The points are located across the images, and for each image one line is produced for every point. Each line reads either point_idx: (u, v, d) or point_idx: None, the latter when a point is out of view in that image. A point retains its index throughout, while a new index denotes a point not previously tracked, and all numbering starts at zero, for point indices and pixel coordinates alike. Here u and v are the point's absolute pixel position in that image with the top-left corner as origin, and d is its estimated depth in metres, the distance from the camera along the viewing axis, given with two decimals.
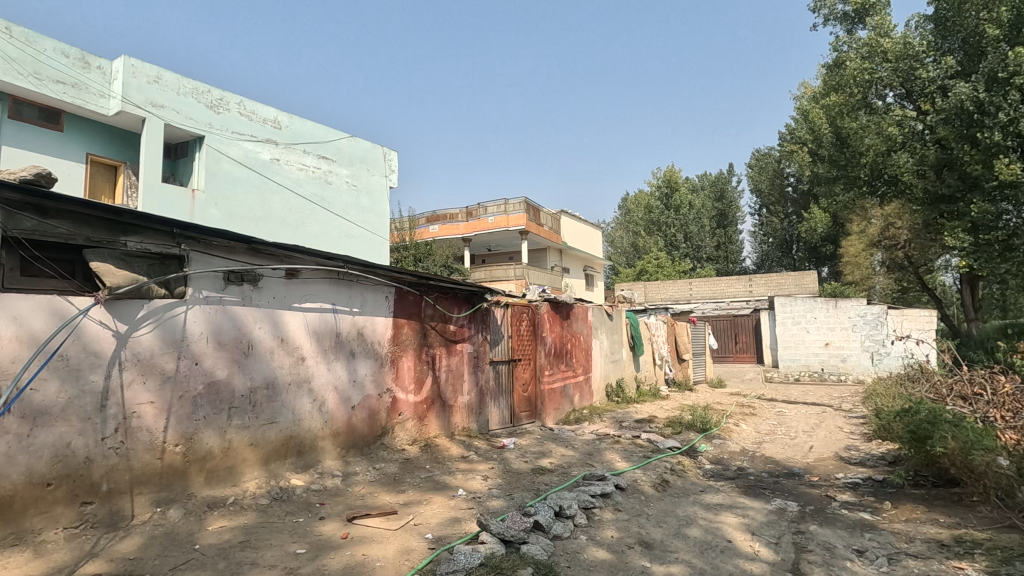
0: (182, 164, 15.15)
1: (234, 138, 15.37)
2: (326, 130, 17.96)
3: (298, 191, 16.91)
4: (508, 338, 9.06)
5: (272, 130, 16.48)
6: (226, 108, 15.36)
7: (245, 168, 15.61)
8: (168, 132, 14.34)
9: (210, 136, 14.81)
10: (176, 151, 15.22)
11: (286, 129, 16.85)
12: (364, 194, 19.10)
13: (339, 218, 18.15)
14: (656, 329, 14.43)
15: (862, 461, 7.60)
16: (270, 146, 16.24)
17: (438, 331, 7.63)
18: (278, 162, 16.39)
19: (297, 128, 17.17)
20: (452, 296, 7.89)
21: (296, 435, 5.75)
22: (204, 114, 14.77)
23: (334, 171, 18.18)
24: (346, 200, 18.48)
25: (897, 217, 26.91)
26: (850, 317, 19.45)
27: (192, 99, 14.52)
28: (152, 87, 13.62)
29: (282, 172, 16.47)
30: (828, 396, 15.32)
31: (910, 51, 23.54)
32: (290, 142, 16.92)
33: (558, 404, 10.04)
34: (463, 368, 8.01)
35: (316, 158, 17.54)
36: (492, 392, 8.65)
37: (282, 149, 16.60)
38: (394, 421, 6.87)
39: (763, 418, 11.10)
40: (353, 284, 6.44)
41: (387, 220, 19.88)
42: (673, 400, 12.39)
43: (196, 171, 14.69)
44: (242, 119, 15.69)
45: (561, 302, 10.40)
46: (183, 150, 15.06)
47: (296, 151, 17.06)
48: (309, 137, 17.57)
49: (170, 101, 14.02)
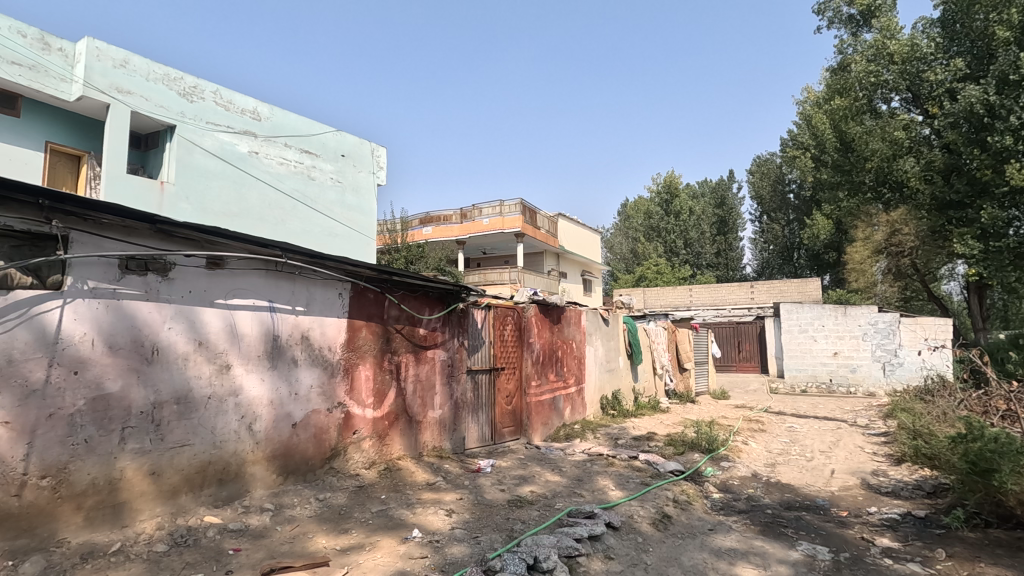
0: (152, 155, 14.11)
1: (209, 128, 14.35)
2: (310, 123, 16.96)
3: (277, 186, 15.90)
4: (489, 344, 8.03)
5: (251, 121, 15.49)
6: (201, 97, 14.35)
7: (220, 160, 14.57)
8: (136, 121, 13.32)
9: (182, 125, 13.78)
10: (146, 142, 14.17)
11: (265, 121, 15.85)
12: (349, 190, 18.10)
13: (322, 215, 17.14)
14: (657, 336, 13.36)
15: (895, 491, 6.52)
16: (247, 138, 15.23)
17: (405, 336, 6.60)
18: (256, 155, 15.38)
19: (278, 120, 16.18)
20: (424, 295, 6.87)
21: (217, 461, 4.70)
22: (177, 102, 13.76)
23: (318, 166, 17.17)
24: (330, 197, 17.47)
25: (903, 223, 25.55)
26: (860, 325, 18.41)
27: (163, 86, 13.52)
28: (117, 71, 12.58)
29: (260, 165, 15.45)
30: (840, 409, 14.26)
31: (917, 53, 22.73)
32: (270, 134, 15.93)
33: (547, 418, 8.99)
34: (434, 378, 6.98)
35: (298, 151, 16.54)
36: (471, 406, 7.61)
37: (261, 141, 15.62)
38: (346, 440, 5.82)
39: (773, 435, 10.01)
40: (297, 278, 5.42)
41: (374, 218, 18.88)
42: (674, 413, 11.32)
43: (165, 163, 13.67)
44: (218, 109, 14.69)
45: (551, 304, 9.37)
46: (154, 141, 14.06)
47: (277, 144, 16.06)
48: (291, 130, 16.57)
49: (138, 87, 13.00)
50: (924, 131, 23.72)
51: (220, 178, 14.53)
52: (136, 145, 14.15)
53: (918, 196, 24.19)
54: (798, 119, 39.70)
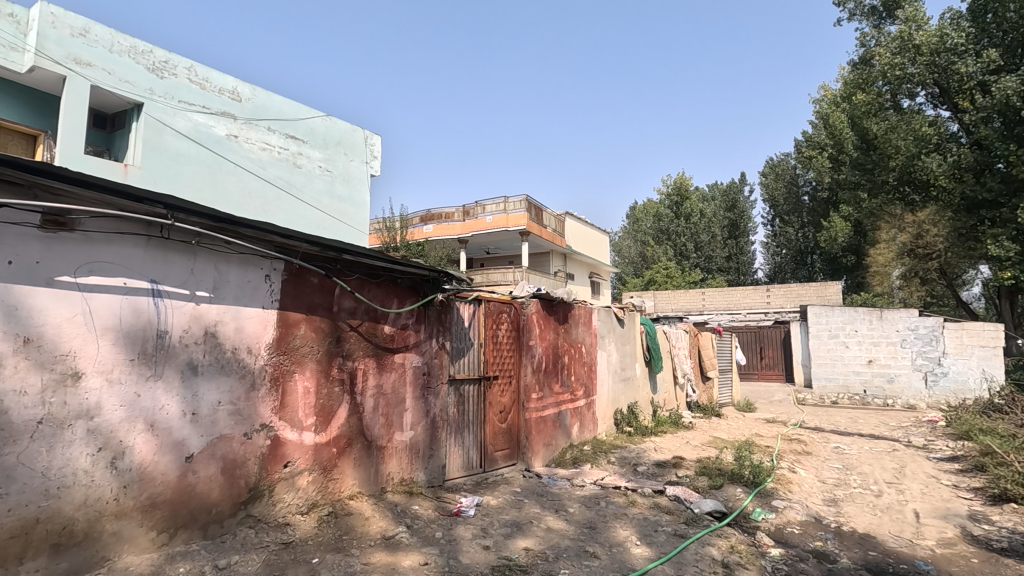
0: (120, 135, 11.89)
1: (183, 108, 12.17)
2: (296, 105, 14.67)
3: (259, 173, 13.67)
4: (478, 347, 6.47)
5: (230, 102, 13.24)
6: (173, 72, 12.10)
7: (194, 143, 12.34)
8: (96, 97, 11.18)
9: (151, 104, 11.58)
10: (113, 122, 11.99)
11: (247, 102, 13.59)
12: (340, 181, 15.82)
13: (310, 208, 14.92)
14: (679, 340, 11.74)
15: (1016, 549, 4.86)
16: (226, 120, 13.00)
17: (363, 336, 5.03)
18: (235, 140, 13.13)
19: (261, 101, 13.88)
20: (389, 282, 5.31)
21: (50, 518, 3.12)
22: (144, 77, 11.53)
23: (305, 154, 14.89)
24: (319, 188, 15.20)
25: (931, 224, 23.01)
26: (898, 330, 16.67)
27: (129, 59, 11.33)
28: (76, 41, 10.40)
29: (240, 150, 13.23)
30: (885, 425, 12.54)
31: (947, 44, 20.61)
32: (251, 117, 13.68)
33: (549, 438, 7.38)
34: (403, 390, 5.39)
35: (283, 136, 14.27)
36: (452, 425, 6.03)
37: (242, 124, 13.36)
38: (273, 477, 4.23)
39: (822, 459, 8.33)
40: (197, 252, 3.84)
41: (366, 212, 16.68)
42: (701, 431, 9.68)
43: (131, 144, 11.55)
44: (192, 87, 12.47)
45: (556, 301, 7.81)
46: (121, 121, 11.89)
47: (259, 128, 13.82)
48: (276, 113, 14.30)
49: (100, 59, 10.82)
50: (952, 126, 21.95)
51: (192, 162, 12.34)
52: (102, 125, 11.94)
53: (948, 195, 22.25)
54: (814, 118, 37.92)
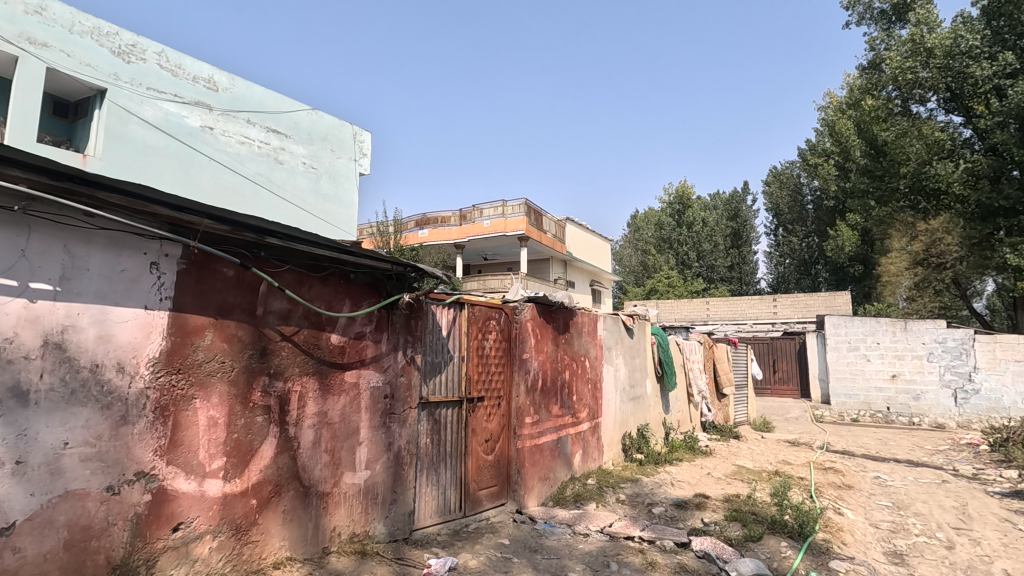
0: (83, 125, 9.82)
1: (152, 96, 10.21)
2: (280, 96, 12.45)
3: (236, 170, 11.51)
4: (459, 361, 5.29)
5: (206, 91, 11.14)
6: (142, 57, 10.16)
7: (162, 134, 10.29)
8: (53, 84, 9.35)
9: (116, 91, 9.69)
10: (77, 109, 9.93)
11: (225, 92, 11.46)
12: (328, 181, 13.55)
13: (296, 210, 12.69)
14: (693, 353, 10.53)
15: None
16: (200, 110, 10.92)
17: (301, 348, 3.82)
18: (209, 131, 11.03)
19: (240, 92, 11.71)
20: (339, 277, 4.10)
21: None
22: (107, 61, 9.63)
23: (289, 150, 12.65)
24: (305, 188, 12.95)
25: (945, 232, 21.65)
26: (924, 343, 15.41)
27: (92, 41, 9.51)
28: (30, 20, 8.69)
29: (214, 142, 11.14)
30: (920, 449, 11.26)
31: (962, 47, 19.38)
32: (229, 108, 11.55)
33: (546, 471, 6.14)
34: (357, 418, 4.16)
35: (264, 129, 12.09)
36: (425, 460, 4.82)
37: (220, 115, 11.29)
38: (155, 546, 3.00)
39: (867, 495, 7.07)
40: (34, 226, 2.64)
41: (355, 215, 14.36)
42: (722, 458, 8.44)
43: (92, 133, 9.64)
44: (163, 73, 10.49)
45: (557, 306, 6.59)
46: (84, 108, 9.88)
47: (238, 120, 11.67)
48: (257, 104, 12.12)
49: (57, 39, 9.04)
50: (964, 132, 20.76)
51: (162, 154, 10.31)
52: (62, 113, 9.88)
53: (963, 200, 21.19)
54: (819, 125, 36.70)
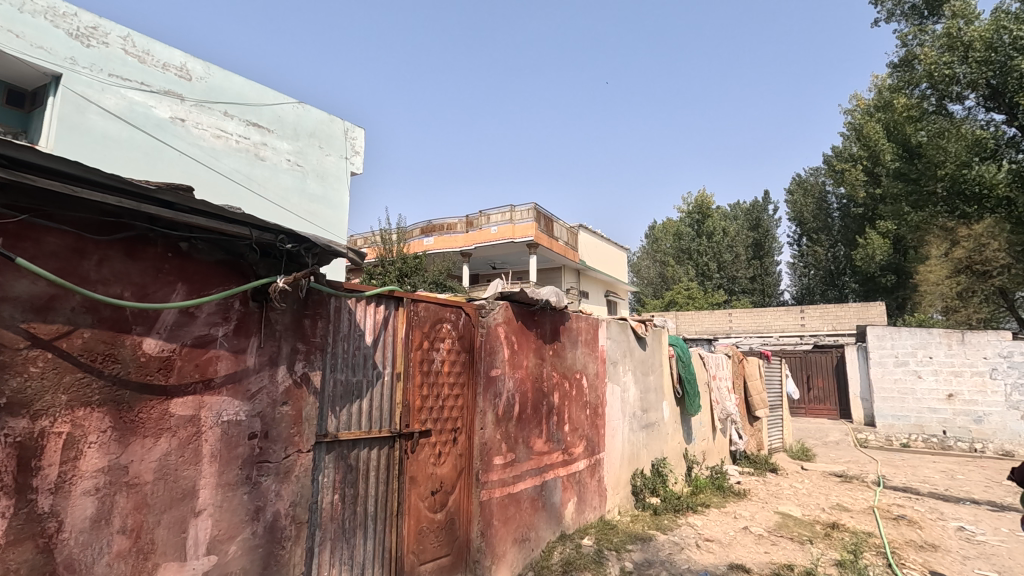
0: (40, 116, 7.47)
1: (116, 84, 7.98)
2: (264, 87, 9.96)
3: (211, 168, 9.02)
4: (390, 378, 3.73)
5: (179, 81, 8.77)
6: (104, 42, 7.91)
7: (120, 125, 7.96)
8: None
9: (71, 78, 7.45)
10: (36, 98, 7.66)
11: (201, 82, 9.08)
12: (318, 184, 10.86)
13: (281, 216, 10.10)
14: (721, 369, 8.85)
15: None
16: (171, 101, 8.58)
17: (74, 360, 2.29)
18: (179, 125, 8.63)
19: (218, 83, 9.26)
20: (162, 249, 2.58)
21: None
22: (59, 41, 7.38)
23: (274, 147, 10.05)
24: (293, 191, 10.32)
25: (990, 237, 19.11)
26: (985, 358, 13.43)
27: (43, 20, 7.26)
28: None
29: (187, 136, 8.76)
30: (1000, 487, 9.30)
31: (1005, 38, 16.96)
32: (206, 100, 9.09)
33: (525, 529, 4.52)
34: (191, 473, 2.61)
35: (245, 123, 9.55)
36: (328, 527, 3.26)
37: (194, 106, 8.92)
38: None
39: (962, 560, 5.28)
40: None
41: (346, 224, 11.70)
42: (762, 503, 6.71)
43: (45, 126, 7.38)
44: (127, 59, 8.17)
45: (542, 308, 4.96)
46: (41, 96, 7.52)
47: (216, 113, 9.21)
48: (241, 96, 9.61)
49: None
50: (1009, 130, 17.98)
51: (126, 149, 8.07)
52: (17, 102, 7.63)
53: (1007, 204, 18.14)
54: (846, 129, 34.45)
